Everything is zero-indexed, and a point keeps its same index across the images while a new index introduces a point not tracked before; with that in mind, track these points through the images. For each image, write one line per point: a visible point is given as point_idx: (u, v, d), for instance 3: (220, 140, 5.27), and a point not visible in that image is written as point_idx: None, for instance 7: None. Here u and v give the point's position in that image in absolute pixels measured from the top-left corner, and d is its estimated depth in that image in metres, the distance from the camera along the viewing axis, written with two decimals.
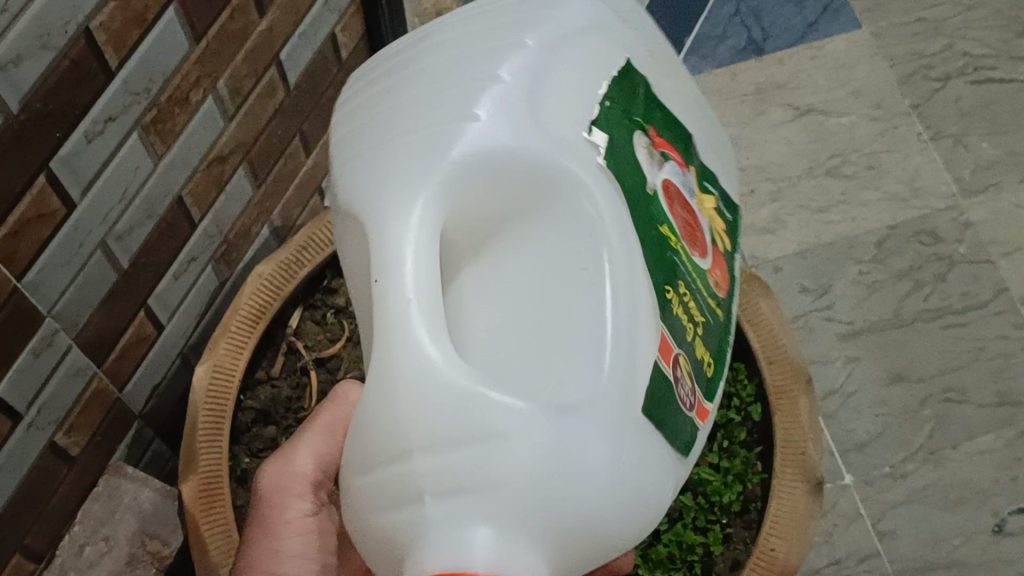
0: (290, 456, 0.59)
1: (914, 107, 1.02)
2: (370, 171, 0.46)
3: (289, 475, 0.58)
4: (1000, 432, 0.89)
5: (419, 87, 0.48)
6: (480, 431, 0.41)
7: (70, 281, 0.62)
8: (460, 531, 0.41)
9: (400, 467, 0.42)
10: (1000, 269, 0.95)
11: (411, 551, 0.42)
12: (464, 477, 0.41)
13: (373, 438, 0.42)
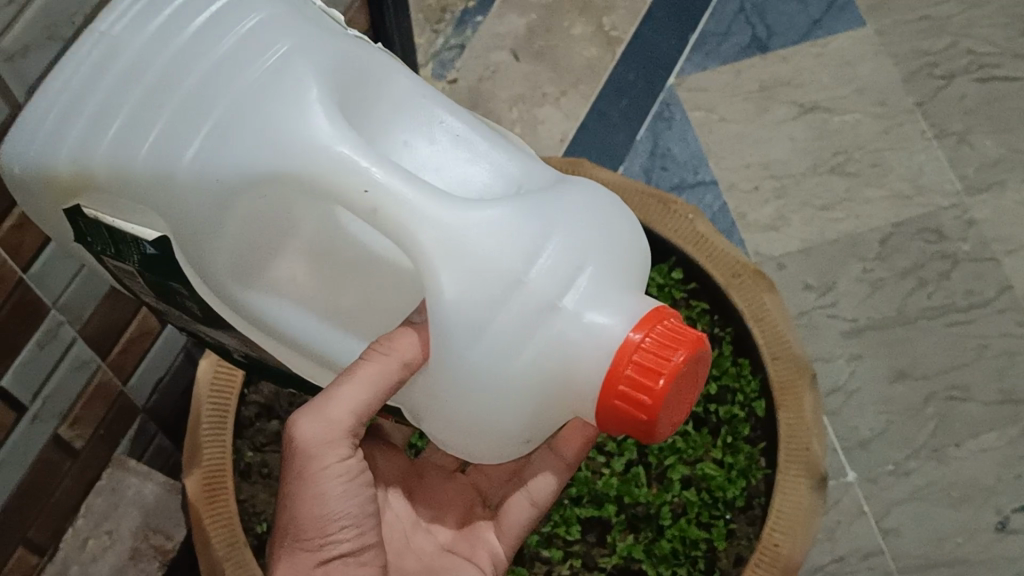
0: (330, 407, 0.44)
1: (919, 105, 1.02)
2: (260, 129, 0.43)
3: (336, 427, 0.45)
4: (1003, 429, 0.89)
5: (184, 51, 0.44)
6: (538, 223, 0.43)
7: (75, 273, 0.62)
8: (586, 323, 0.43)
9: (500, 321, 0.42)
10: (1005, 267, 0.95)
11: (571, 371, 0.44)
12: (551, 272, 0.43)
13: (472, 308, 0.42)
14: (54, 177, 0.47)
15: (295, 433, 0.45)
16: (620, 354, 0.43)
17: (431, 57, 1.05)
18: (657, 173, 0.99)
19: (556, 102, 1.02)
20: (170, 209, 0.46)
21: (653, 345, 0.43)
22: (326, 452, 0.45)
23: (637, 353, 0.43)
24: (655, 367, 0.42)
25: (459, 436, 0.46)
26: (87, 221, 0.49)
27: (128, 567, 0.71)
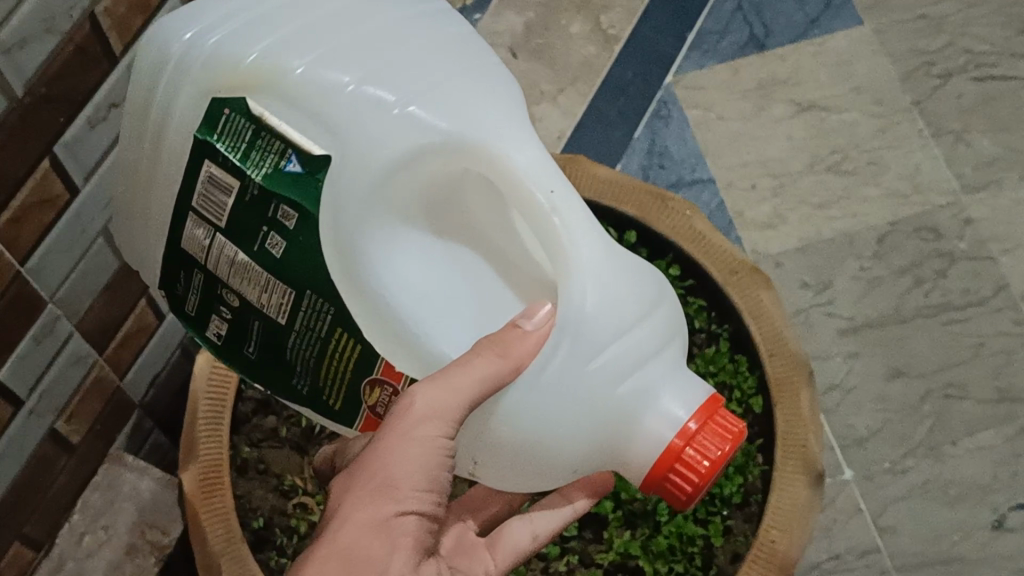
0: (452, 380, 0.44)
1: (915, 104, 1.02)
2: (464, 109, 0.45)
3: (455, 401, 0.44)
4: (1000, 428, 0.89)
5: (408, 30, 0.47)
6: (653, 283, 0.49)
7: (72, 267, 0.62)
8: (661, 398, 0.48)
9: (610, 351, 0.46)
10: (1001, 266, 0.95)
11: (628, 425, 0.48)
12: (654, 335, 0.48)
13: (602, 327, 0.46)
14: (229, 65, 0.47)
15: (409, 401, 0.45)
16: (676, 440, 0.48)
17: None
18: (654, 171, 0.99)
19: (554, 100, 1.02)
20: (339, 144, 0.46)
21: (702, 433, 0.48)
22: (430, 421, 0.45)
23: (691, 439, 0.48)
24: (700, 458, 0.48)
25: (518, 465, 0.50)
26: (231, 120, 0.47)
27: (125, 563, 0.71)
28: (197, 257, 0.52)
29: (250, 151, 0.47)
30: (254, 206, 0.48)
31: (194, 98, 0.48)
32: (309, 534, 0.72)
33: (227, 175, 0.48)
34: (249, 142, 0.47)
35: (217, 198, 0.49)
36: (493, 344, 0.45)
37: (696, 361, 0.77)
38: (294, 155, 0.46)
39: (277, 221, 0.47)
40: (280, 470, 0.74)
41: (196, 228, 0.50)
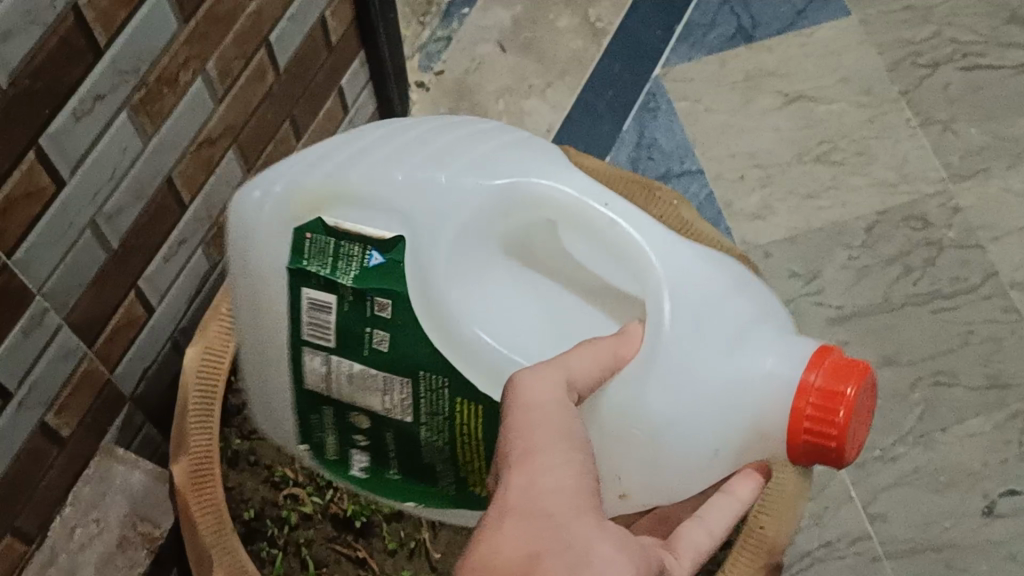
0: (542, 367, 0.47)
1: (903, 94, 1.03)
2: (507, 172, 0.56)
3: (553, 380, 0.46)
4: (990, 414, 0.89)
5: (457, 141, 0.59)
6: (726, 273, 0.55)
7: (60, 260, 0.62)
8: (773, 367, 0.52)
9: (704, 341, 0.52)
10: (990, 253, 0.95)
11: (748, 397, 0.52)
12: (744, 317, 0.54)
13: (695, 318, 0.52)
14: (303, 193, 0.58)
15: (514, 396, 0.46)
16: (799, 395, 0.51)
17: (418, 49, 1.05)
18: (643, 163, 1.00)
19: (543, 93, 1.03)
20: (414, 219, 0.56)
21: (818, 386, 0.51)
22: (536, 398, 0.45)
23: (807, 389, 0.51)
24: (829, 411, 0.50)
25: (667, 468, 0.54)
26: (315, 241, 0.57)
27: (115, 556, 0.70)
28: (320, 389, 0.60)
29: (336, 264, 0.57)
30: (355, 313, 0.57)
31: (279, 229, 0.59)
32: (299, 525, 0.73)
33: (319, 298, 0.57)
34: (334, 258, 0.57)
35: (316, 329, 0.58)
36: (590, 348, 0.50)
37: None
38: (374, 250, 0.56)
39: (376, 314, 0.56)
40: (270, 460, 0.74)
41: (312, 358, 0.59)
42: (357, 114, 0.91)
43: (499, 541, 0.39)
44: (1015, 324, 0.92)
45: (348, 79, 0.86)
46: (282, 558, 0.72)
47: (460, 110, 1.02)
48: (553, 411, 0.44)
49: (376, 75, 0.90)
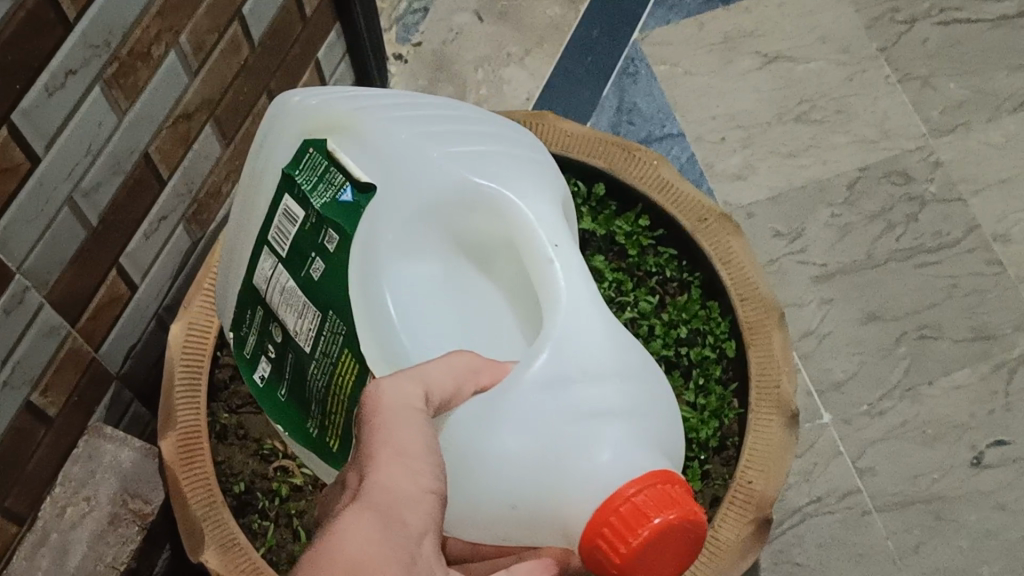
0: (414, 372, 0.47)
1: (881, 51, 1.04)
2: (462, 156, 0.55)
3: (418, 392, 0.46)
4: (975, 366, 0.90)
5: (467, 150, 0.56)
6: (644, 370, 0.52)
7: (39, 237, 0.62)
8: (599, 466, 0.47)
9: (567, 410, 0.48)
10: (971, 207, 0.96)
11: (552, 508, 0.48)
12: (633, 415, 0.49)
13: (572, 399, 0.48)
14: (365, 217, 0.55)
15: (375, 398, 0.45)
16: (610, 501, 0.45)
17: (394, 21, 1.05)
18: (624, 128, 1.00)
19: (521, 61, 1.03)
20: (382, 155, 0.56)
21: (648, 502, 0.45)
22: (387, 446, 0.43)
23: (647, 515, 0.44)
24: (643, 524, 0.44)
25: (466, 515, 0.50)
26: (311, 157, 0.58)
27: (108, 532, 0.71)
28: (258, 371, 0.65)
29: (318, 185, 0.57)
30: (308, 236, 0.58)
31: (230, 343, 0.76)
32: (290, 496, 0.73)
33: (277, 264, 0.60)
34: (320, 177, 0.57)
35: (282, 274, 0.60)
36: (444, 368, 0.48)
37: (669, 309, 0.78)
38: (348, 188, 0.56)
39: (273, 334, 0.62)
40: (258, 435, 0.75)
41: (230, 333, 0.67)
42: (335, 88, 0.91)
43: (345, 537, 0.40)
44: (999, 276, 0.93)
45: (324, 51, 0.86)
46: (274, 530, 0.72)
47: (438, 80, 1.02)
48: (406, 430, 0.44)
49: (354, 49, 0.90)
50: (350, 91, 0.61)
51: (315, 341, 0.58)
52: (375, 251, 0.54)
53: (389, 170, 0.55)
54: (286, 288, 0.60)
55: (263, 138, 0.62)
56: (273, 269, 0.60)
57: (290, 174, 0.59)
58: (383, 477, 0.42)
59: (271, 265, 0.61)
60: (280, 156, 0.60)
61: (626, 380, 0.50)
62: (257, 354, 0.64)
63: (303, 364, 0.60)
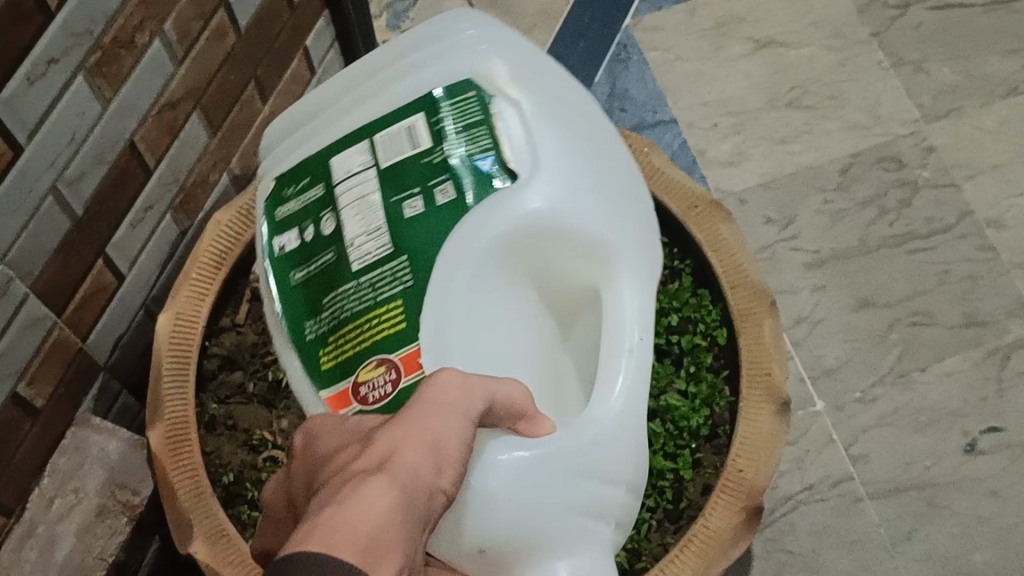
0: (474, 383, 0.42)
1: (874, 36, 1.03)
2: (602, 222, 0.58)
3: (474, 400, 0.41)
4: (967, 352, 0.90)
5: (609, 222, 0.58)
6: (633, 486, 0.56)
7: (22, 228, 0.62)
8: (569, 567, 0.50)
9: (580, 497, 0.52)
10: (964, 192, 0.96)
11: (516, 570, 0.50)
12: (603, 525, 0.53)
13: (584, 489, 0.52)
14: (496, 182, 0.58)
15: (436, 384, 0.40)
16: None
17: (384, 8, 1.05)
18: (616, 115, 1.00)
19: None
20: (537, 153, 0.58)
21: None
22: (426, 433, 0.36)
23: None
24: None
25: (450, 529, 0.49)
26: (469, 101, 0.61)
27: (96, 524, 0.71)
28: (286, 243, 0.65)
29: (460, 133, 0.60)
30: (423, 170, 0.61)
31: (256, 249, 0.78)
32: None
33: (372, 176, 0.62)
34: (468, 127, 0.61)
35: (371, 186, 0.62)
36: (512, 388, 0.46)
37: (659, 296, 0.78)
38: (490, 157, 0.59)
39: (321, 221, 0.63)
40: (248, 424, 0.75)
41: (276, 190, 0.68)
42: (324, 75, 0.91)
43: (362, 502, 0.31)
44: (991, 262, 0.93)
45: (313, 38, 0.86)
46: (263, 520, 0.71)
47: None
48: (447, 423, 0.38)
49: (343, 36, 0.90)
50: (523, 52, 0.63)
51: (371, 263, 0.60)
52: (480, 232, 0.57)
53: (545, 172, 0.58)
54: (366, 199, 0.62)
55: (418, 41, 0.65)
56: (360, 171, 0.63)
57: (433, 108, 0.62)
58: (410, 455, 0.35)
59: (363, 172, 0.62)
60: (435, 89, 0.62)
61: (603, 481, 0.53)
62: (291, 235, 0.65)
63: (339, 272, 0.61)
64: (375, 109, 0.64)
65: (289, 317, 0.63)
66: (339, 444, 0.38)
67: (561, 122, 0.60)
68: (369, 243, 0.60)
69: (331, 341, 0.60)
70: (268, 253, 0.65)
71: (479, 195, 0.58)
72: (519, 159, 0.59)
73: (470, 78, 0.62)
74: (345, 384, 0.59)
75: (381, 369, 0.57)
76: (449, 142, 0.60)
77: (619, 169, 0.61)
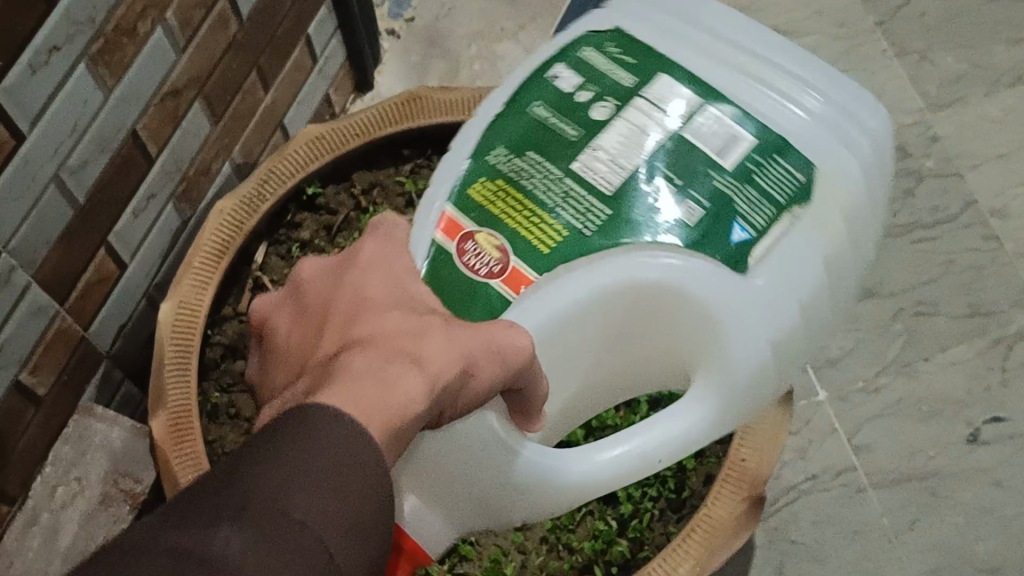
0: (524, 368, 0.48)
1: (878, 24, 1.03)
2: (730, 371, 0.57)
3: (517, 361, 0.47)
4: (971, 342, 0.90)
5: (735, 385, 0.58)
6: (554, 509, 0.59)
7: (24, 217, 0.61)
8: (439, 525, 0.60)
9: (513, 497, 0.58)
10: (969, 182, 0.96)
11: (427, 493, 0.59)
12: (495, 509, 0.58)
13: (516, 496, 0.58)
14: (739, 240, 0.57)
15: (493, 335, 0.46)
16: None
17: None
18: None
19: (515, 36, 1.02)
20: (762, 271, 0.57)
21: None
22: (446, 364, 0.42)
23: None
24: None
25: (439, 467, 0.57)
26: (791, 179, 0.58)
27: (99, 512, 0.71)
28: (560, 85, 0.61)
29: (753, 194, 0.58)
30: (706, 161, 0.59)
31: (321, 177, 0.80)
32: None
33: (688, 121, 0.59)
34: (763, 193, 0.58)
35: (647, 113, 0.60)
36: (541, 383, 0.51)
37: None
38: (745, 229, 0.57)
39: (603, 104, 0.60)
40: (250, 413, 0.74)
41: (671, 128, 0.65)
42: (326, 63, 0.91)
43: (370, 406, 0.37)
44: (996, 252, 0.93)
45: (315, 26, 0.85)
46: None
47: (431, 56, 1.01)
48: (456, 351, 0.43)
49: (345, 24, 0.90)
50: (861, 208, 0.60)
51: (591, 185, 0.59)
52: (633, 264, 0.57)
53: (752, 290, 0.57)
54: (640, 130, 0.60)
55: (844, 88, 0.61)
56: (692, 109, 0.60)
57: (794, 152, 0.58)
58: (420, 384, 0.40)
59: (654, 108, 0.60)
60: (823, 164, 0.59)
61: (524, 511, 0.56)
62: (575, 76, 0.61)
63: (562, 153, 0.60)
64: (751, 88, 0.60)
65: (491, 128, 0.61)
66: (387, 322, 0.43)
67: (819, 286, 0.58)
68: (602, 174, 0.59)
69: (487, 189, 0.59)
70: (551, 61, 0.62)
71: (688, 244, 0.57)
72: (761, 269, 0.57)
73: (830, 176, 0.59)
74: (450, 209, 0.59)
75: (489, 247, 0.58)
76: (745, 162, 0.58)
77: (793, 362, 0.60)
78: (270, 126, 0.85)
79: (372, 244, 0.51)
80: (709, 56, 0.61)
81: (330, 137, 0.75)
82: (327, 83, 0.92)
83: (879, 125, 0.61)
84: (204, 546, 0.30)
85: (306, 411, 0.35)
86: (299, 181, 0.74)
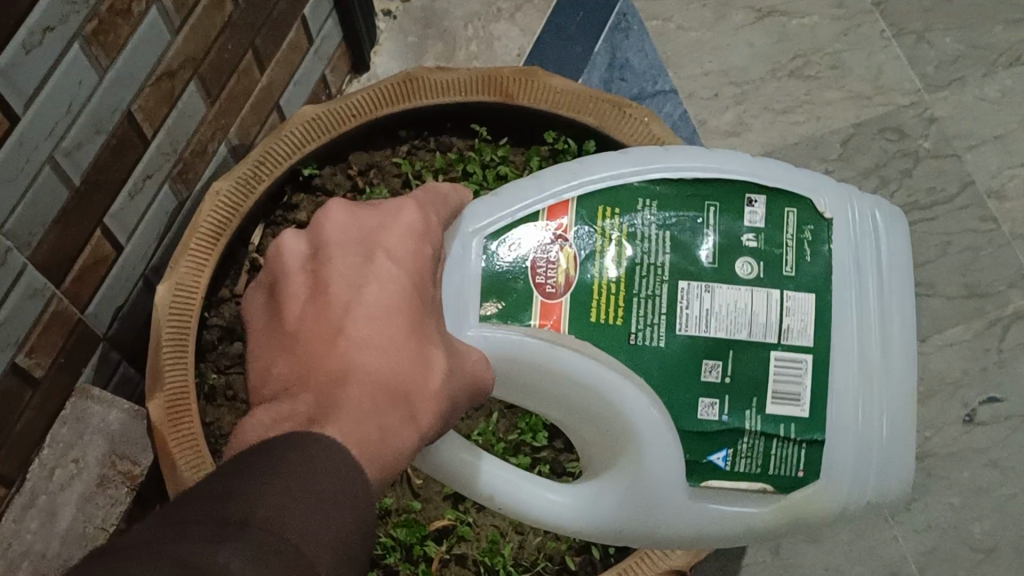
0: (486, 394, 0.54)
1: (875, 5, 1.02)
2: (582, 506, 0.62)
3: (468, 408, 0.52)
4: (968, 323, 0.92)
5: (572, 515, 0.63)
6: None
7: (20, 198, 0.61)
8: None
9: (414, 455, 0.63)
10: (966, 163, 0.96)
11: None
12: None
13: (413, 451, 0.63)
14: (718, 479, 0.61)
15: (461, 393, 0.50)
16: None
17: None
18: (616, 85, 0.99)
19: (512, 17, 1.02)
20: (686, 500, 0.61)
21: None
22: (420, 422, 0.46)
23: None
24: None
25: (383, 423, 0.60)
26: (792, 463, 0.60)
27: (97, 495, 0.73)
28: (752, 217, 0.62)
29: (763, 441, 0.60)
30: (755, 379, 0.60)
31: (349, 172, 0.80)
32: None
33: (787, 343, 0.60)
34: (771, 454, 0.60)
35: (773, 306, 0.60)
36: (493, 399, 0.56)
37: None
38: (726, 456, 0.60)
39: (748, 255, 0.61)
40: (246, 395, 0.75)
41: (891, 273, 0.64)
42: (321, 44, 0.90)
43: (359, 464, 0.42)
44: (992, 233, 0.94)
45: (311, 7, 0.85)
46: None
47: (428, 37, 1.01)
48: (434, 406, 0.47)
49: (341, 5, 0.89)
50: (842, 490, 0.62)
51: (673, 317, 0.60)
52: (626, 409, 0.60)
53: (671, 498, 0.61)
54: (755, 301, 0.60)
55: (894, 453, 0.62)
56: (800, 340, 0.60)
57: (820, 450, 0.60)
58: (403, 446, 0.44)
59: (775, 297, 0.60)
60: (831, 464, 0.61)
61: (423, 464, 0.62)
62: (765, 221, 0.62)
63: (685, 261, 0.61)
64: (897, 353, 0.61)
65: (671, 191, 0.63)
66: (379, 369, 0.45)
67: (721, 529, 0.62)
68: (683, 309, 0.60)
69: (610, 221, 0.62)
70: (788, 203, 0.62)
71: (685, 432, 0.60)
72: (686, 495, 0.61)
73: (822, 494, 0.61)
74: (572, 211, 0.62)
75: (564, 267, 0.61)
76: (782, 424, 0.60)
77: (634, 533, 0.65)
78: (266, 108, 0.85)
79: (388, 245, 0.51)
80: (860, 314, 0.61)
81: (326, 119, 0.74)
82: (324, 64, 0.92)
83: (896, 492, 0.63)
84: (212, 559, 0.30)
85: (310, 446, 0.39)
86: (295, 161, 0.74)
